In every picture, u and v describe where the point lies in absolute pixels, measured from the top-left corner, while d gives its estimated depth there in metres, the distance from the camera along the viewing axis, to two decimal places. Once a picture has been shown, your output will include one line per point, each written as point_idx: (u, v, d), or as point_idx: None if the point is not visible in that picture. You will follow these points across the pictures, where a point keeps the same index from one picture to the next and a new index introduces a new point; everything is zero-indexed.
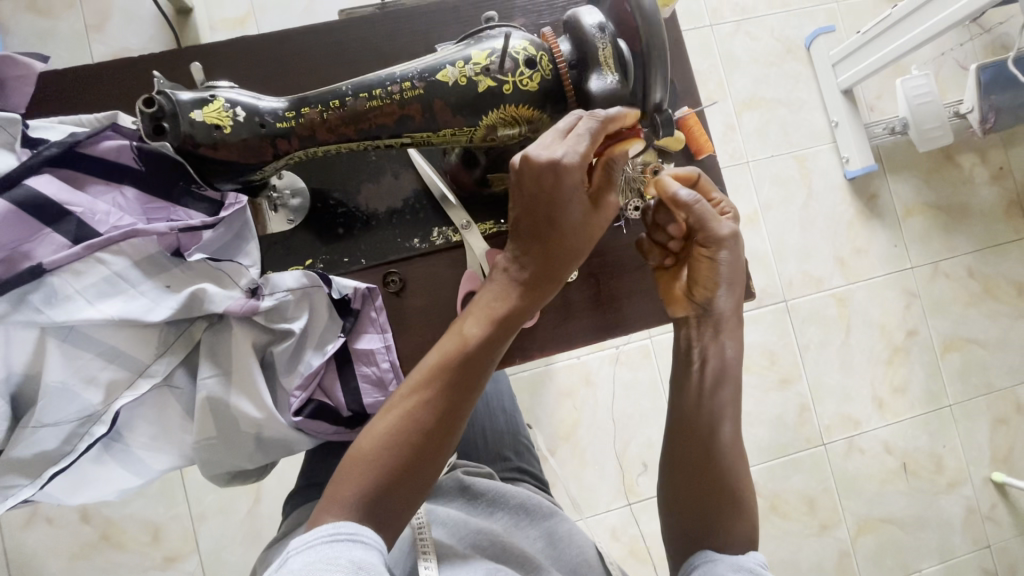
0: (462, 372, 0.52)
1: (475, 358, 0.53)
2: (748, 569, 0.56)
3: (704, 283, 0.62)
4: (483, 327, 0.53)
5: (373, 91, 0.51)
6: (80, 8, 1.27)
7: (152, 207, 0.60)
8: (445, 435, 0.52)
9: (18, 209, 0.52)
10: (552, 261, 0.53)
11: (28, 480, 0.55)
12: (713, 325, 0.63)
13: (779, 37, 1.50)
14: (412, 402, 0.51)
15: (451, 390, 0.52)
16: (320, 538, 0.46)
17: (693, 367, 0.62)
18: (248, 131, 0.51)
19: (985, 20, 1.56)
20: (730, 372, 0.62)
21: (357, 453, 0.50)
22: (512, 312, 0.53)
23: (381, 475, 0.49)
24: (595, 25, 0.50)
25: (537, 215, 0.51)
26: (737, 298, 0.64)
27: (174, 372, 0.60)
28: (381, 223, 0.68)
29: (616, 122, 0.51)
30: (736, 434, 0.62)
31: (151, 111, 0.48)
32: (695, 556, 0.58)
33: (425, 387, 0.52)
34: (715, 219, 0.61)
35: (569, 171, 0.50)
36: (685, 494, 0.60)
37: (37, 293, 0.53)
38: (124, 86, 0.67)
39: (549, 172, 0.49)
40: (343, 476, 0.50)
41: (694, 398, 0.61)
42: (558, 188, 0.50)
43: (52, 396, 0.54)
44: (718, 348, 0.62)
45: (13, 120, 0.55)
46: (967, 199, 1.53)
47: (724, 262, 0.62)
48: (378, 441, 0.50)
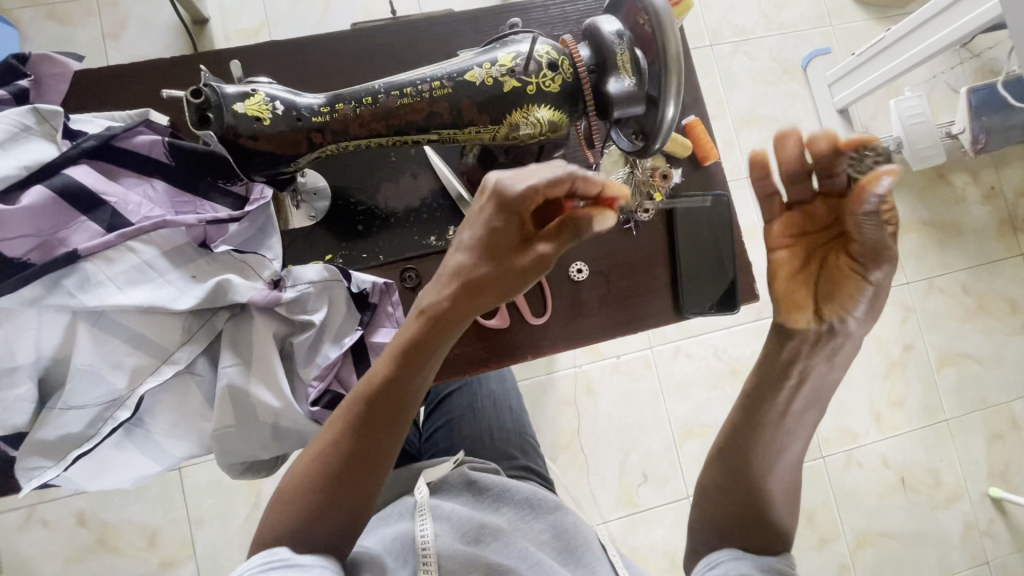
0: (388, 400, 0.54)
1: (396, 395, 0.54)
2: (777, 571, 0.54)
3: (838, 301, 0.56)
4: (392, 365, 0.54)
5: (404, 88, 0.54)
6: (98, 16, 1.31)
7: (180, 200, 0.62)
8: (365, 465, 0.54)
9: (56, 197, 0.55)
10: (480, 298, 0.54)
11: (51, 462, 0.56)
12: (831, 346, 0.57)
13: (777, 58, 1.55)
14: (335, 434, 0.54)
15: (376, 418, 0.54)
16: (262, 564, 0.49)
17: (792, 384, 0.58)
18: (286, 124, 0.53)
19: (975, 45, 1.62)
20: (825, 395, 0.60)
21: (288, 483, 0.53)
22: (430, 351, 0.55)
23: (305, 506, 0.52)
24: (614, 33, 0.54)
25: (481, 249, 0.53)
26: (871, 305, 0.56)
27: (197, 360, 0.61)
28: (399, 220, 0.70)
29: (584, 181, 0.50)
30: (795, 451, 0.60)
31: (198, 101, 0.50)
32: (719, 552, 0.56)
33: (349, 421, 0.54)
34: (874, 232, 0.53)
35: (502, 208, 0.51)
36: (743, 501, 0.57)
37: (71, 278, 0.55)
38: (153, 87, 0.70)
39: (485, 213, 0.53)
40: (275, 502, 0.53)
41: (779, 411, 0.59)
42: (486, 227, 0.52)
43: (81, 379, 0.56)
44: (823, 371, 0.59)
45: (55, 112, 0.57)
46: (960, 217, 1.57)
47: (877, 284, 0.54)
48: (304, 474, 0.53)
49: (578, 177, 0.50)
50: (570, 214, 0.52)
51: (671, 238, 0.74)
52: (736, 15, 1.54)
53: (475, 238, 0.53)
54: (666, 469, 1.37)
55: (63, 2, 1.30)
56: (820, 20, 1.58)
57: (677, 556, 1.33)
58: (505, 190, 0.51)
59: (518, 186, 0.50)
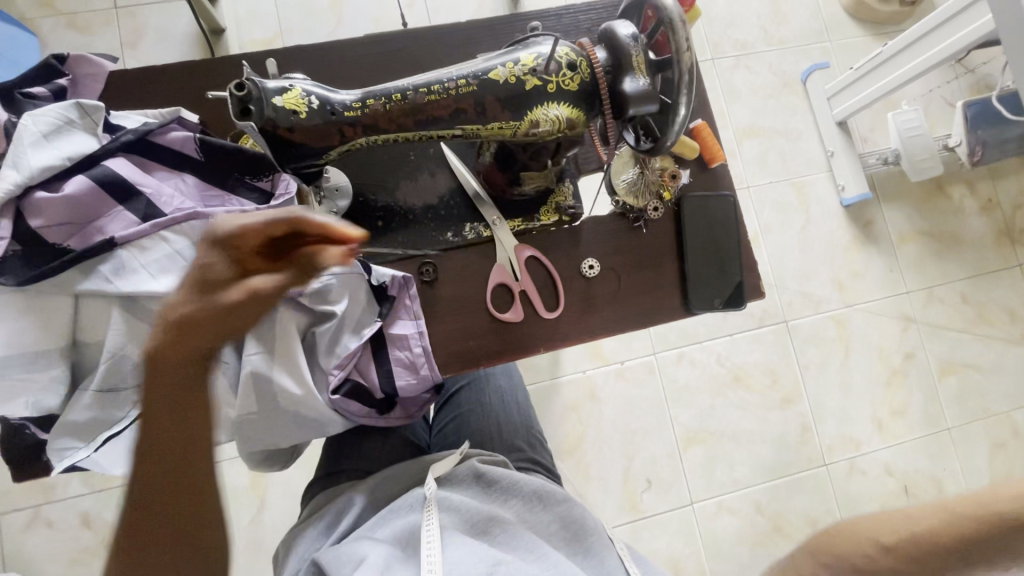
0: (150, 485, 0.47)
1: (154, 468, 0.47)
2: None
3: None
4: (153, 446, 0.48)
5: (432, 85, 0.57)
6: (118, 26, 1.35)
7: (209, 195, 0.64)
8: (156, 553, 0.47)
9: (95, 186, 0.57)
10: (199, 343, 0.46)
11: (83, 443, 0.58)
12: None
13: (777, 72, 1.59)
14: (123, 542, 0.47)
15: (143, 504, 0.47)
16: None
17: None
18: (321, 118, 0.56)
19: (970, 61, 1.67)
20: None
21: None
22: (183, 420, 0.46)
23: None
24: (629, 35, 0.57)
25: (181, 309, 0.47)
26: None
27: (223, 348, 0.63)
28: (418, 216, 0.73)
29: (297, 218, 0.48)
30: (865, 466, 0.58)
31: (241, 94, 0.53)
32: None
33: (125, 518, 0.47)
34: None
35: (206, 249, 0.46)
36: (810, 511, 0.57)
37: (107, 265, 0.57)
38: (182, 88, 0.72)
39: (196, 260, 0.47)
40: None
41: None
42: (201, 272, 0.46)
43: (111, 364, 0.57)
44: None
45: (98, 107, 0.60)
46: (958, 228, 1.60)
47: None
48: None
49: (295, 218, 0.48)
50: (299, 248, 0.50)
51: (679, 235, 0.76)
52: (737, 30, 1.59)
53: (185, 287, 0.47)
54: (670, 475, 1.38)
55: (85, 12, 1.35)
56: (819, 36, 1.63)
57: (681, 562, 1.33)
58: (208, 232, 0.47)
59: (222, 229, 0.46)
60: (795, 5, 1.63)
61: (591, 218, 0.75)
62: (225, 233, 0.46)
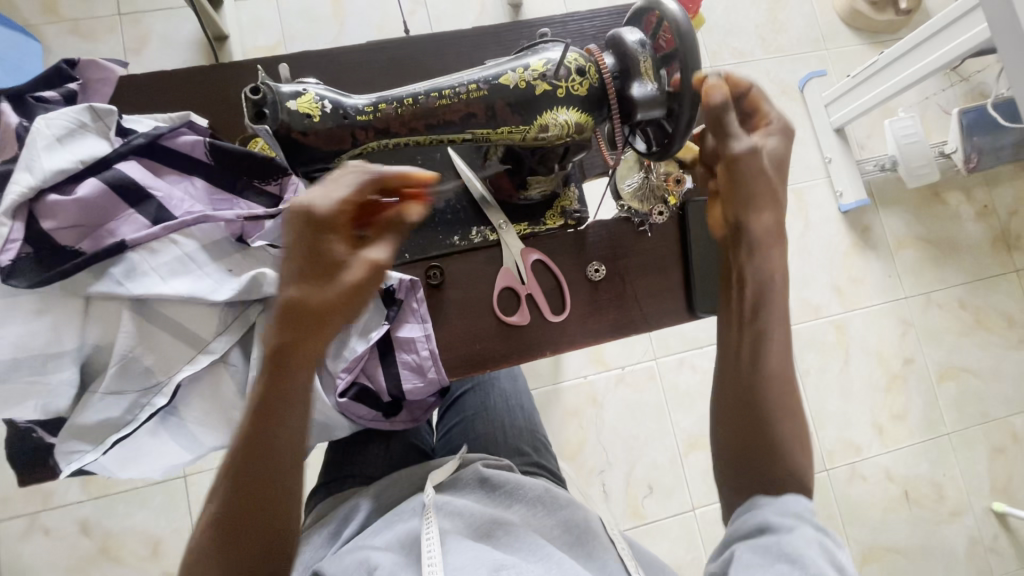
0: (266, 433, 0.51)
1: (263, 430, 0.51)
2: (797, 515, 0.52)
3: (730, 198, 0.61)
4: (257, 402, 0.51)
5: (444, 90, 0.58)
6: (122, 33, 1.36)
7: (218, 198, 0.65)
8: (264, 493, 0.50)
9: (109, 189, 0.57)
10: (332, 308, 0.50)
11: (90, 446, 0.58)
12: (748, 244, 0.61)
13: (774, 79, 1.61)
14: (222, 489, 0.50)
15: (257, 463, 0.50)
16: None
17: (735, 291, 0.61)
18: (333, 121, 0.57)
19: (965, 69, 1.69)
20: (776, 292, 0.60)
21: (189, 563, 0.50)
22: (297, 380, 0.51)
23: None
24: (637, 41, 0.58)
25: (314, 267, 0.50)
26: (774, 214, 0.61)
27: (230, 351, 0.63)
28: (425, 221, 0.73)
29: (391, 177, 0.54)
30: (788, 368, 0.59)
31: (255, 98, 0.53)
32: (745, 504, 0.55)
33: (233, 472, 0.50)
34: (733, 131, 0.60)
35: (313, 227, 0.50)
36: (732, 431, 0.58)
37: (118, 268, 0.57)
38: (190, 93, 0.73)
39: (298, 234, 0.50)
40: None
41: (735, 328, 0.60)
42: (313, 250, 0.50)
43: (120, 365, 0.57)
44: (757, 262, 0.60)
45: (109, 111, 0.60)
46: (956, 235, 1.62)
47: (745, 175, 0.60)
48: (202, 547, 0.49)
49: (384, 173, 0.53)
50: (383, 208, 0.55)
51: (683, 240, 0.77)
52: (735, 39, 1.61)
53: (301, 268, 0.50)
54: (671, 481, 1.37)
55: (88, 19, 1.35)
56: (816, 44, 1.65)
57: (683, 569, 1.33)
58: (314, 214, 0.50)
59: (325, 198, 0.51)
60: (792, 14, 1.65)
61: (596, 222, 0.76)
62: (332, 210, 0.51)
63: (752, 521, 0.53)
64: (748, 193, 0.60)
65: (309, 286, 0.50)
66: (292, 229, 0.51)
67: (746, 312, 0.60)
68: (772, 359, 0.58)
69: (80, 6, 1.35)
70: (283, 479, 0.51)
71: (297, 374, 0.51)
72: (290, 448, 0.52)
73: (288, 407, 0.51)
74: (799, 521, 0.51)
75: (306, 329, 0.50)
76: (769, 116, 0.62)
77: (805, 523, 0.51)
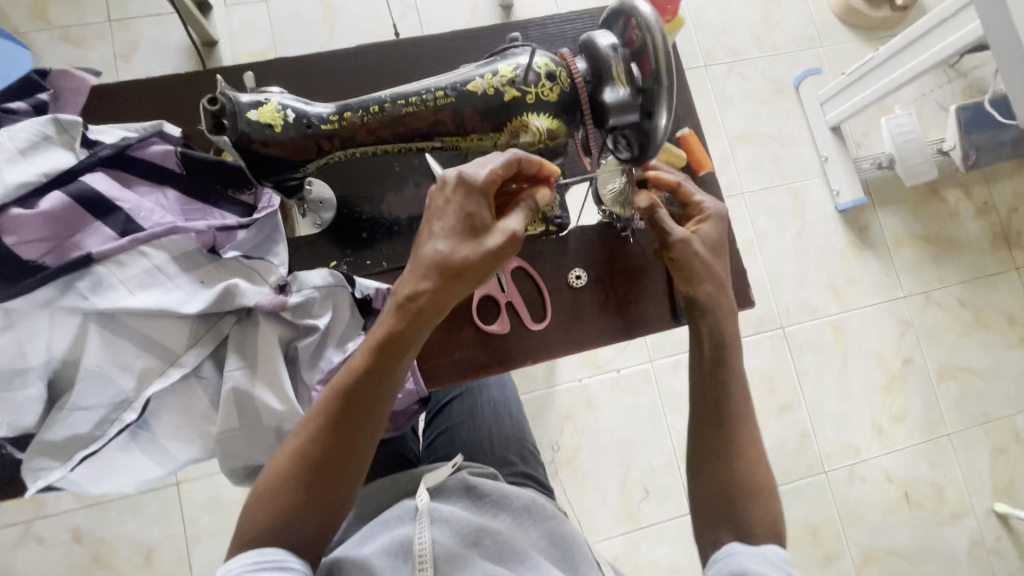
0: (365, 391, 0.54)
1: (368, 387, 0.54)
2: (772, 563, 0.55)
3: (679, 278, 0.68)
4: (371, 352, 0.54)
5: (410, 98, 0.57)
6: (111, 39, 1.36)
7: (191, 208, 0.64)
8: (347, 451, 0.54)
9: (74, 202, 0.57)
10: (458, 282, 0.53)
11: (58, 463, 0.57)
12: (699, 311, 0.67)
13: (770, 78, 1.59)
14: (313, 424, 0.54)
15: (348, 417, 0.54)
16: (245, 566, 0.49)
17: (694, 349, 0.67)
18: (296, 131, 0.56)
19: (962, 66, 1.67)
20: (730, 352, 0.66)
21: (263, 483, 0.53)
22: (406, 341, 0.54)
23: (284, 501, 0.52)
24: (609, 45, 0.56)
25: (458, 233, 0.53)
26: (719, 286, 0.68)
27: (203, 364, 0.62)
28: (403, 228, 0.72)
29: (529, 162, 0.56)
30: (749, 423, 0.64)
31: (214, 109, 0.53)
32: (721, 548, 0.58)
33: (330, 420, 0.53)
34: (671, 225, 0.68)
35: (465, 194, 0.53)
36: (705, 471, 0.62)
37: (84, 281, 0.56)
38: (163, 101, 0.72)
39: (450, 197, 0.54)
40: (247, 512, 0.53)
41: (696, 378, 0.66)
42: (457, 215, 0.53)
43: (88, 380, 0.57)
44: (710, 328, 0.67)
45: (75, 123, 0.60)
46: (955, 233, 1.59)
47: (686, 259, 0.67)
48: (279, 471, 0.53)
49: (524, 157, 0.55)
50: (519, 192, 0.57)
51: None
52: (729, 37, 1.59)
53: (448, 230, 0.53)
54: (667, 485, 1.36)
55: (77, 26, 1.35)
56: (812, 42, 1.63)
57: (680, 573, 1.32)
58: (469, 181, 0.53)
59: (479, 172, 0.54)
60: (787, 11, 1.63)
61: (578, 228, 0.75)
62: (482, 181, 0.53)
63: (731, 566, 0.55)
64: (690, 271, 0.67)
65: (449, 250, 0.53)
66: (445, 191, 0.54)
67: (704, 365, 0.66)
68: (733, 409, 0.64)
69: (70, 13, 1.35)
70: (364, 447, 0.54)
71: (408, 342, 0.54)
72: (379, 418, 0.55)
73: (389, 378, 0.55)
74: (774, 570, 0.54)
75: (431, 293, 0.53)
76: (703, 204, 0.71)
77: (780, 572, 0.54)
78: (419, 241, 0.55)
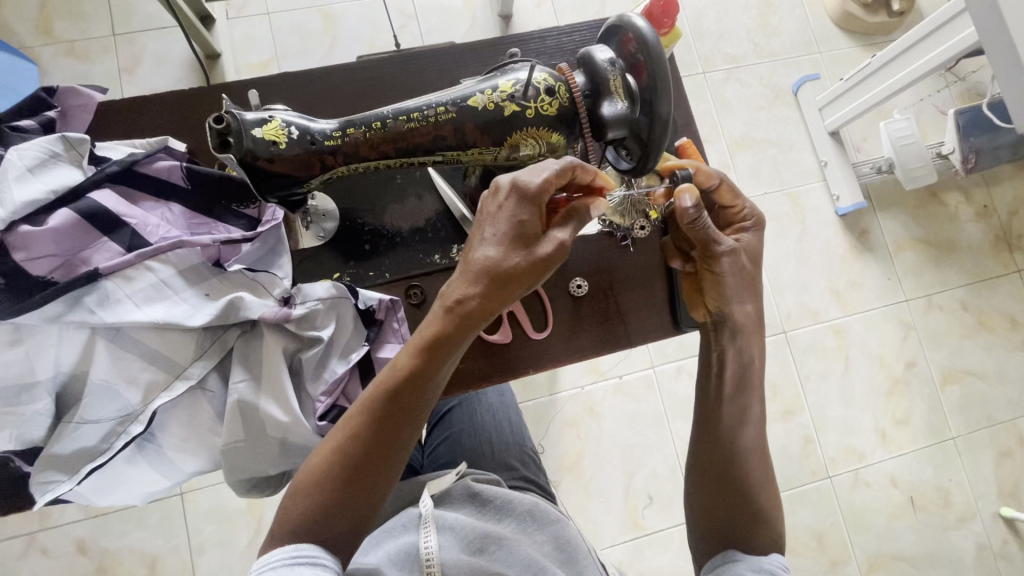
0: (410, 394, 0.54)
1: (413, 390, 0.54)
2: (769, 571, 0.56)
3: (714, 294, 0.67)
4: (421, 354, 0.54)
5: (411, 114, 0.58)
6: (115, 53, 1.37)
7: (196, 222, 0.65)
8: (387, 452, 0.54)
9: (81, 218, 0.58)
10: (506, 288, 0.54)
11: (65, 476, 0.57)
12: (731, 330, 0.66)
13: (768, 84, 1.61)
14: (359, 421, 0.53)
15: (390, 418, 0.53)
16: (281, 561, 0.49)
17: (716, 370, 0.66)
18: (300, 148, 0.57)
19: (960, 70, 1.68)
20: (753, 377, 0.66)
21: (305, 474, 0.53)
22: (453, 345, 0.54)
23: (321, 499, 0.52)
24: (607, 60, 0.58)
25: (509, 238, 0.54)
26: (754, 306, 0.68)
27: (208, 376, 0.63)
28: (405, 240, 0.73)
29: (582, 170, 0.57)
30: (759, 440, 0.64)
31: (220, 127, 0.53)
32: (722, 555, 0.59)
33: (374, 421, 0.53)
34: (717, 235, 0.66)
35: (521, 202, 0.54)
36: (711, 487, 0.62)
37: (91, 296, 0.57)
38: (168, 117, 0.73)
39: (505, 204, 0.54)
40: (286, 501, 0.53)
41: (717, 401, 0.64)
42: (512, 222, 0.54)
43: (96, 394, 0.57)
44: (738, 352, 0.66)
45: (82, 140, 0.61)
46: (955, 236, 1.60)
47: (728, 274, 0.66)
48: (322, 464, 0.53)
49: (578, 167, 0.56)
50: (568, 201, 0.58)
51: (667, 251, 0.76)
52: (727, 44, 1.60)
53: (500, 235, 0.54)
54: (671, 491, 1.36)
55: (82, 40, 1.37)
56: (809, 48, 1.65)
57: None
58: (524, 189, 0.53)
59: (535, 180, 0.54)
60: (784, 18, 1.65)
61: (579, 237, 0.76)
62: (537, 189, 0.54)
63: None
64: (731, 289, 0.66)
65: (500, 255, 0.53)
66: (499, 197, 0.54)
67: (727, 391, 0.64)
68: (744, 433, 0.63)
69: (74, 27, 1.37)
70: (402, 450, 0.54)
71: (455, 346, 0.55)
72: (420, 422, 0.55)
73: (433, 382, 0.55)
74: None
75: (482, 299, 0.54)
76: (743, 210, 0.70)
77: None
78: (469, 244, 0.55)
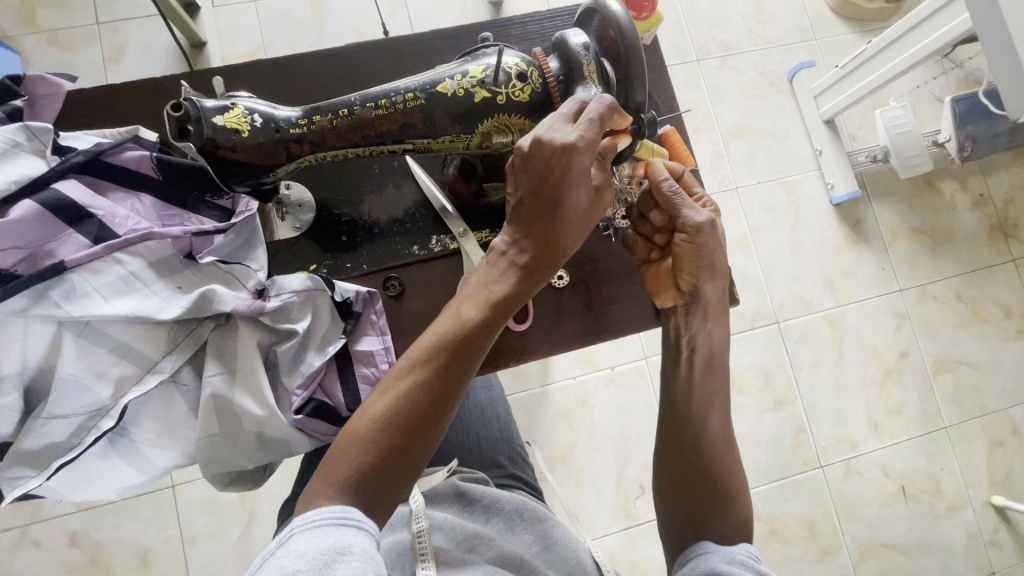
0: (459, 353, 0.52)
1: (466, 350, 0.52)
2: (741, 562, 0.55)
3: (693, 266, 0.65)
4: (481, 310, 0.53)
5: (378, 101, 0.58)
6: (98, 41, 1.35)
7: (168, 214, 0.64)
8: (438, 414, 0.51)
9: (44, 210, 0.56)
10: (557, 246, 0.53)
11: (35, 472, 0.57)
12: (701, 312, 0.66)
13: (763, 71, 1.58)
14: (410, 379, 0.51)
15: (444, 378, 0.51)
16: (327, 520, 0.46)
17: (683, 357, 0.65)
18: (264, 136, 0.57)
19: (956, 56, 1.66)
20: (718, 363, 0.65)
21: (352, 430, 0.50)
22: (509, 305, 0.54)
23: (366, 463, 0.49)
24: (581, 45, 0.57)
25: (550, 195, 0.52)
26: (722, 286, 0.67)
27: (182, 370, 0.62)
28: (383, 230, 0.71)
29: (619, 111, 0.55)
30: (724, 428, 0.63)
31: (179, 115, 0.53)
32: (693, 548, 0.58)
33: (423, 381, 0.51)
34: (687, 206, 0.65)
35: (577, 154, 0.52)
36: (677, 476, 0.61)
37: (57, 289, 0.56)
38: (141, 106, 0.72)
39: (558, 153, 0.51)
40: (331, 457, 0.49)
41: (683, 388, 0.64)
42: (569, 175, 0.52)
43: (65, 389, 0.57)
44: (706, 334, 0.65)
45: (45, 130, 0.60)
46: (950, 225, 1.58)
47: (705, 245, 0.65)
48: (373, 420, 0.50)
49: (615, 108, 0.54)
50: (606, 151, 0.56)
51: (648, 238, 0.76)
52: (722, 31, 1.58)
53: (553, 191, 0.52)
54: None
55: (65, 29, 1.34)
56: (805, 35, 1.62)
57: None
58: (569, 142, 0.51)
59: (581, 130, 0.52)
60: (780, 4, 1.62)
61: None
62: (579, 142, 0.52)
63: (700, 567, 0.55)
64: (710, 261, 0.65)
65: (555, 212, 0.52)
66: (554, 148, 0.51)
67: (693, 379, 0.64)
68: (711, 421, 0.63)
69: (57, 17, 1.34)
70: (448, 409, 0.52)
71: (506, 304, 0.53)
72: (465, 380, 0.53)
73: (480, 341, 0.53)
74: (743, 570, 0.54)
75: (542, 257, 0.53)
76: (701, 195, 0.70)
77: (748, 570, 0.55)
78: (518, 202, 0.53)
